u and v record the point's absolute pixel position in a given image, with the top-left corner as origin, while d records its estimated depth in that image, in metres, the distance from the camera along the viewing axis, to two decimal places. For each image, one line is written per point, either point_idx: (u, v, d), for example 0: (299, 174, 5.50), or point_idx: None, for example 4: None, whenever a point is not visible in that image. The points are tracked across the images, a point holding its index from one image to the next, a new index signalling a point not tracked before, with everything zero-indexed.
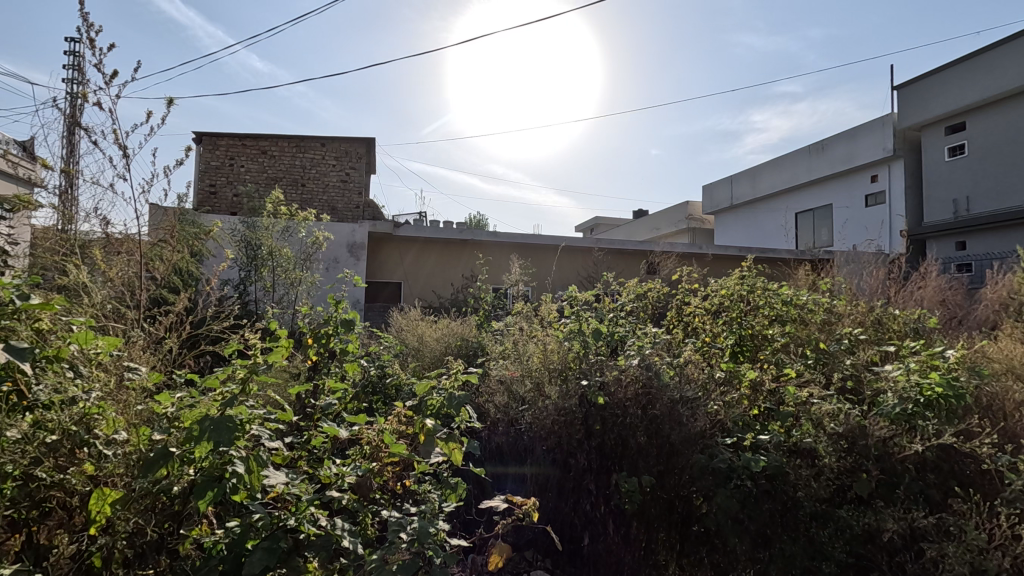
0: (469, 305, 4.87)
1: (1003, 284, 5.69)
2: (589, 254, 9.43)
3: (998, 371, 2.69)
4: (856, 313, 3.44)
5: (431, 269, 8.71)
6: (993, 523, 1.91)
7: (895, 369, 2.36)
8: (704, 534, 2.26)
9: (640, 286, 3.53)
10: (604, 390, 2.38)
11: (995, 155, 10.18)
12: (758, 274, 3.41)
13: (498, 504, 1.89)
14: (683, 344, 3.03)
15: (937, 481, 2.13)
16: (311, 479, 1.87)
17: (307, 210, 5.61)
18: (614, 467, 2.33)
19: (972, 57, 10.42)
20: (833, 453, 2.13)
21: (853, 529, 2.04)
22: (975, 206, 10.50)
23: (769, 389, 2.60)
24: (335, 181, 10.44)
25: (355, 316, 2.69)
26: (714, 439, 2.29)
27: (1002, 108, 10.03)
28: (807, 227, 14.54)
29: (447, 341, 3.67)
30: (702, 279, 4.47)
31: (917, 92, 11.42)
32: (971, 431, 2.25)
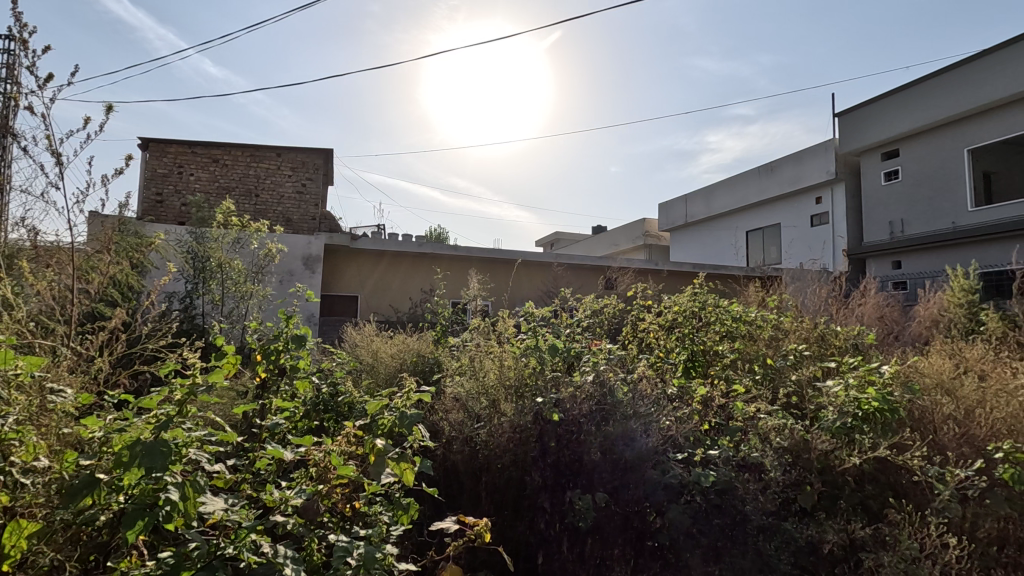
0: (427, 320, 4.82)
1: (934, 301, 6.06)
2: (549, 269, 9.50)
3: (928, 385, 2.85)
4: (801, 329, 3.57)
5: (389, 283, 8.59)
6: (928, 535, 1.98)
7: (835, 385, 2.51)
8: (658, 549, 2.25)
9: (597, 303, 3.60)
10: (560, 407, 2.43)
11: (929, 181, 10.79)
12: (709, 291, 3.53)
13: (449, 525, 1.85)
14: (637, 360, 3.09)
15: (875, 492, 2.22)
16: (254, 504, 1.80)
17: (260, 220, 5.46)
18: (569, 485, 2.32)
19: (906, 88, 11.08)
20: (777, 467, 2.21)
21: (799, 542, 2.07)
22: (909, 228, 11.09)
23: (718, 404, 2.68)
24: (291, 192, 10.21)
25: (308, 331, 2.63)
26: (665, 455, 2.32)
27: (936, 136, 10.66)
28: (756, 246, 15.12)
29: (403, 357, 3.60)
30: (656, 295, 4.56)
31: (856, 119, 12.10)
32: (903, 443, 2.35)
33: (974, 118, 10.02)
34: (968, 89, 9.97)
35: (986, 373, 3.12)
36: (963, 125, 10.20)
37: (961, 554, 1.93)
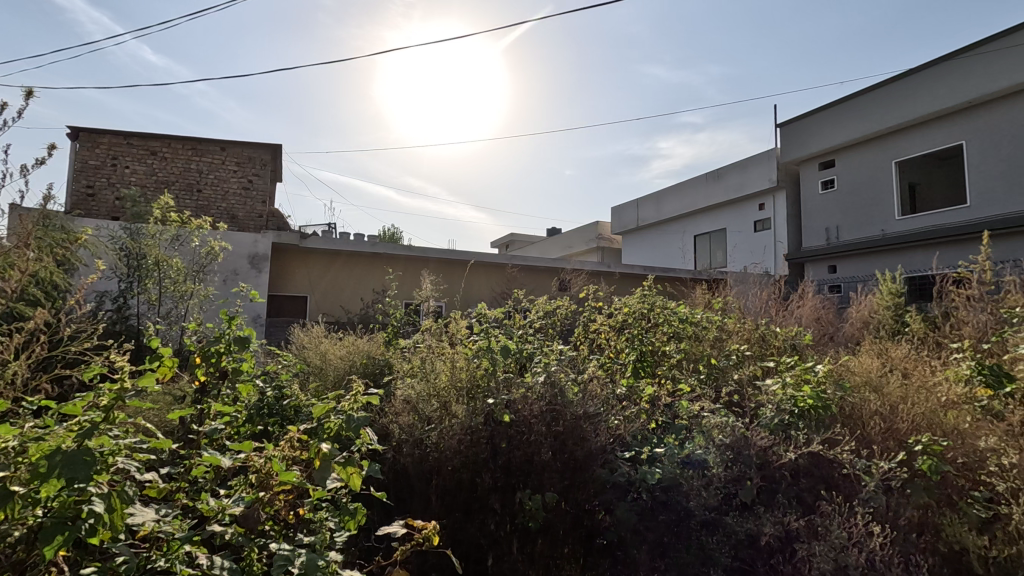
0: (378, 322, 4.73)
1: (864, 304, 6.43)
2: (503, 270, 9.52)
3: (858, 383, 3.02)
4: (743, 330, 3.72)
5: (339, 283, 8.39)
6: (856, 524, 2.08)
7: (774, 383, 2.66)
8: (606, 547, 2.34)
9: (550, 304, 3.63)
10: (511, 408, 2.44)
11: (861, 190, 11.43)
12: (657, 293, 3.63)
13: (396, 529, 1.82)
14: (587, 360, 3.14)
15: (809, 485, 2.32)
16: (188, 514, 1.72)
17: (203, 217, 5.21)
18: (519, 485, 2.33)
19: (842, 101, 11.71)
20: (720, 464, 2.26)
21: (739, 536, 2.13)
22: (843, 234, 11.71)
23: (665, 403, 2.76)
24: (237, 188, 9.83)
25: (251, 333, 2.53)
26: (614, 454, 2.38)
27: (868, 148, 11.33)
28: (704, 249, 15.65)
29: (352, 359, 3.52)
30: (608, 296, 4.65)
31: (797, 130, 12.70)
32: (835, 438, 2.47)
33: (902, 132, 10.71)
34: (896, 105, 10.65)
35: (909, 371, 3.34)
36: (892, 139, 10.88)
37: (885, 541, 2.05)
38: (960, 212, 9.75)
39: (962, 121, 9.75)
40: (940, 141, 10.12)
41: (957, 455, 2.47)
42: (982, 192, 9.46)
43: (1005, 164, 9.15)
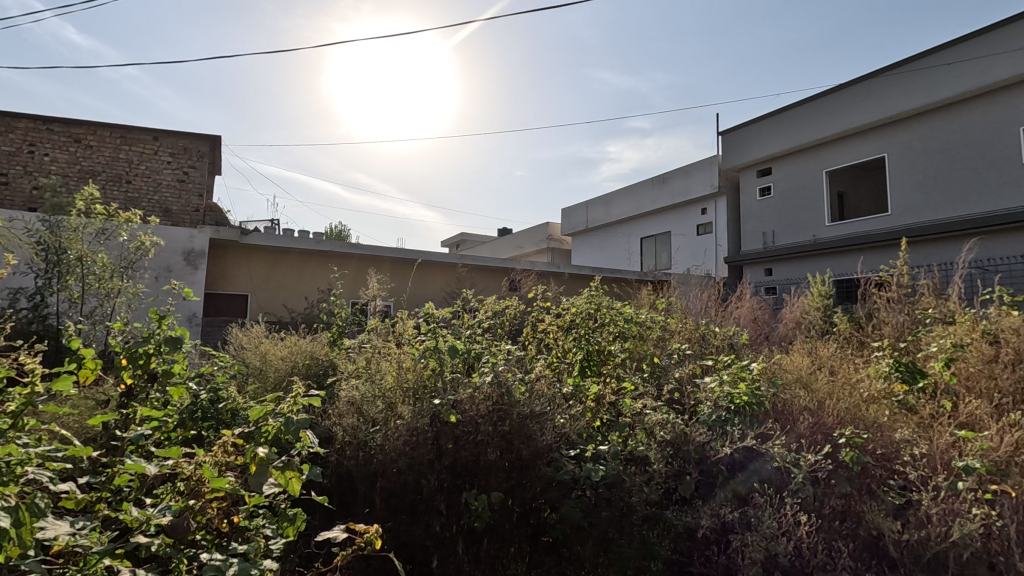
0: (322, 321, 4.60)
1: (797, 305, 6.78)
2: (453, 270, 9.47)
3: (789, 380, 3.19)
4: (685, 330, 3.86)
5: (281, 281, 8.11)
6: (785, 514, 2.20)
7: (712, 381, 2.77)
8: (553, 544, 2.37)
9: (499, 304, 3.64)
10: (457, 408, 2.39)
11: (795, 197, 12.05)
12: (604, 293, 3.71)
13: (336, 534, 1.77)
14: (535, 359, 3.17)
15: (744, 479, 2.42)
16: (110, 526, 1.62)
17: (132, 210, 4.91)
18: (466, 486, 2.31)
19: (778, 112, 12.31)
20: (660, 459, 2.36)
21: (678, 529, 2.23)
22: (778, 239, 12.32)
23: (609, 402, 2.82)
24: (171, 180, 9.33)
25: (185, 333, 2.40)
26: (558, 452, 2.40)
27: (801, 158, 11.96)
28: (649, 251, 16.10)
29: (294, 359, 3.41)
30: (556, 296, 4.70)
31: (738, 138, 13.25)
32: (767, 433, 2.59)
33: (832, 143, 11.37)
34: (828, 117, 11.30)
35: (835, 369, 3.54)
36: (823, 149, 11.53)
37: (811, 530, 2.17)
38: (882, 220, 10.44)
39: (885, 135, 10.46)
40: (865, 153, 10.82)
41: (877, 446, 2.64)
42: (901, 202, 10.17)
43: (922, 176, 9.88)
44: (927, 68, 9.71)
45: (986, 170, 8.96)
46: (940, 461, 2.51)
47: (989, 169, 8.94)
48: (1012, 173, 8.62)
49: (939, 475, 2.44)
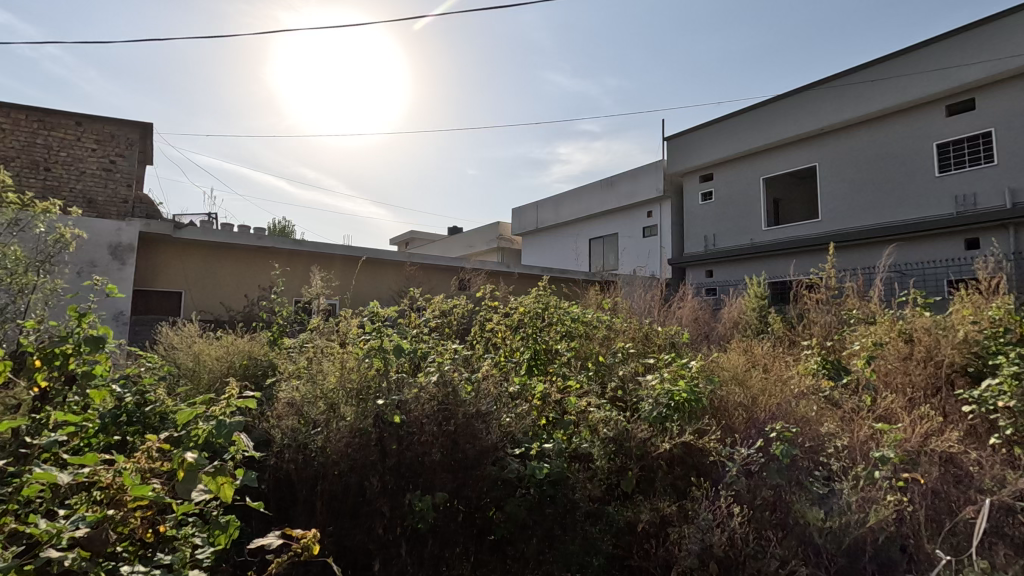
0: (261, 321, 4.42)
1: (735, 305, 7.08)
2: (401, 268, 9.33)
3: (726, 377, 3.32)
4: (630, 329, 3.96)
5: (218, 278, 7.74)
6: (720, 506, 2.30)
7: (654, 379, 2.84)
8: (497, 543, 2.34)
9: (446, 303, 3.62)
10: (402, 409, 2.38)
11: (735, 203, 12.57)
12: (552, 293, 3.76)
13: (272, 541, 1.71)
14: (482, 359, 3.16)
15: (682, 473, 2.52)
16: (18, 540, 1.52)
17: (52, 199, 4.53)
18: (409, 487, 2.27)
19: (719, 121, 12.82)
20: (603, 456, 2.45)
21: (620, 524, 2.29)
22: (719, 242, 12.80)
23: (555, 400, 2.85)
24: (96, 169, 8.74)
25: (108, 332, 2.26)
26: (504, 451, 2.41)
27: (740, 165, 12.50)
28: (597, 252, 16.40)
29: (230, 359, 3.24)
30: (504, 295, 4.71)
31: (682, 144, 13.69)
32: (704, 428, 2.69)
33: (768, 152, 11.95)
34: (765, 127, 11.86)
35: (769, 366, 3.72)
36: (761, 157, 12.10)
37: (742, 520, 2.27)
38: (813, 225, 11.04)
39: (817, 146, 11.09)
40: (798, 162, 11.43)
41: (806, 439, 2.78)
42: (830, 209, 10.79)
43: (848, 185, 10.52)
44: (854, 84, 10.36)
45: (905, 180, 9.65)
46: (860, 453, 2.70)
47: (907, 180, 9.63)
48: (927, 184, 9.32)
49: (858, 465, 2.62)
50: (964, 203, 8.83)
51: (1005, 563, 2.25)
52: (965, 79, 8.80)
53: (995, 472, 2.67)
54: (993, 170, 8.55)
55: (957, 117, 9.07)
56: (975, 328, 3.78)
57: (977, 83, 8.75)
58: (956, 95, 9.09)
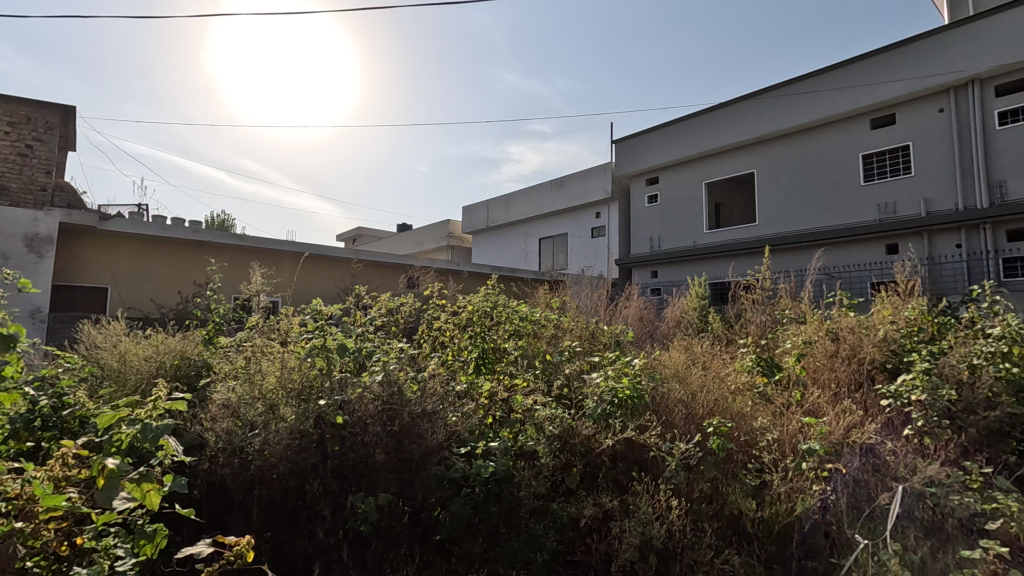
0: (195, 318, 4.21)
1: (677, 305, 7.31)
2: (347, 265, 9.11)
3: (668, 374, 3.43)
4: (577, 328, 4.02)
5: (149, 273, 7.31)
6: (659, 500, 2.38)
7: (598, 377, 2.90)
8: (442, 543, 2.32)
9: (393, 301, 3.56)
10: (345, 409, 2.32)
11: (679, 206, 12.99)
12: (500, 293, 3.78)
13: (202, 550, 1.64)
14: (429, 358, 3.12)
15: (624, 468, 2.58)
16: None
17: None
18: (352, 489, 2.22)
19: (665, 126, 13.20)
20: (548, 453, 2.48)
21: (562, 520, 2.32)
22: (664, 243, 13.17)
23: (502, 398, 2.86)
24: (10, 154, 8.07)
25: (20, 330, 2.10)
26: (449, 451, 2.39)
27: (684, 169, 12.92)
28: (547, 251, 16.56)
29: (160, 358, 3.06)
30: (453, 294, 4.68)
31: (629, 147, 14.02)
32: (645, 425, 2.77)
33: (710, 158, 12.42)
34: (708, 133, 12.30)
35: (707, 364, 3.87)
36: (703, 163, 12.56)
37: (679, 513, 2.36)
38: (751, 229, 11.54)
39: (755, 153, 11.62)
40: (738, 168, 11.93)
41: (741, 433, 2.92)
42: (767, 213, 11.31)
43: (783, 192, 11.08)
44: (789, 95, 10.89)
45: (833, 188, 10.25)
46: (789, 445, 2.85)
47: (835, 187, 10.24)
48: (853, 192, 9.94)
49: (787, 457, 2.77)
50: (885, 211, 9.47)
51: (915, 545, 2.44)
52: (887, 95, 9.45)
53: (906, 461, 2.89)
54: (911, 181, 9.22)
55: (880, 130, 9.73)
56: (894, 327, 4.13)
57: (897, 99, 9.41)
58: (879, 110, 9.75)
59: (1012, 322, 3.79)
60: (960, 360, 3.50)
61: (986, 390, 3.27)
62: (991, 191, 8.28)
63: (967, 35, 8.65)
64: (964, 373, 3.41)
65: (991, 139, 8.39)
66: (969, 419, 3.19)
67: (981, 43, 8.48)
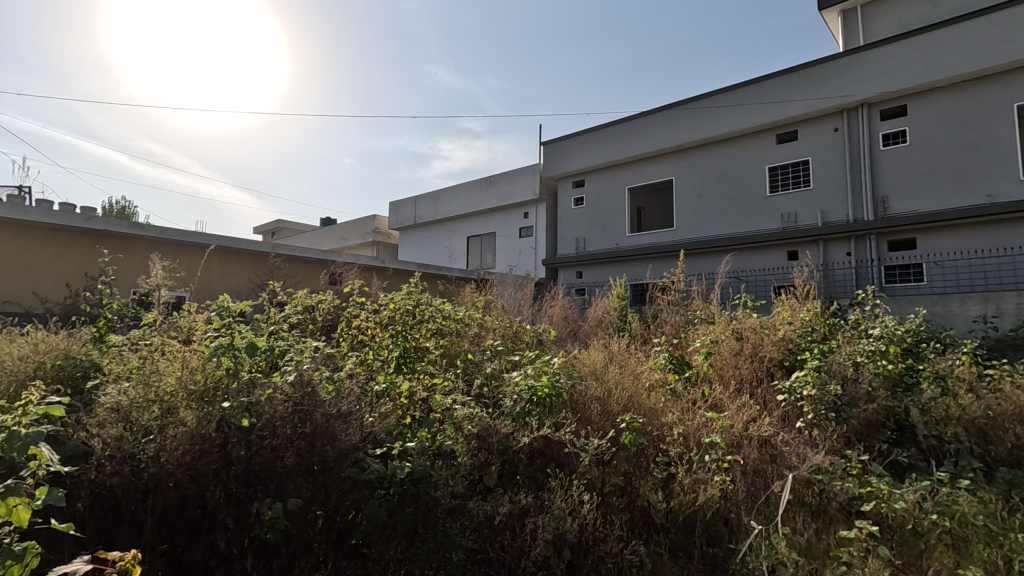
0: (84, 316, 3.86)
1: (599, 305, 7.55)
2: (263, 260, 8.67)
3: (586, 372, 3.54)
4: (500, 327, 4.06)
5: (29, 263, 6.57)
6: (572, 495, 2.47)
7: (518, 376, 2.95)
8: (358, 548, 2.25)
9: (310, 298, 3.43)
10: (251, 412, 2.19)
11: (602, 209, 13.39)
12: (423, 292, 3.74)
13: (79, 568, 1.51)
14: (347, 356, 3.03)
15: (541, 465, 2.64)
16: None
17: None
18: (258, 494, 2.10)
19: (590, 130, 13.55)
20: (466, 453, 2.47)
21: (479, 518, 2.30)
22: (589, 245, 13.52)
23: (421, 398, 2.83)
24: None
25: None
26: (364, 451, 2.32)
27: (609, 174, 13.34)
28: (475, 250, 16.54)
29: (38, 357, 2.77)
30: (374, 292, 4.57)
31: (557, 150, 14.28)
32: (561, 422, 2.83)
33: (633, 164, 12.92)
34: (630, 140, 12.77)
35: (623, 362, 4.03)
36: (626, 168, 13.03)
37: (591, 507, 2.45)
38: (668, 233, 12.08)
39: (674, 161, 12.19)
40: (659, 175, 12.47)
41: (652, 428, 3.06)
42: (684, 219, 11.88)
43: (698, 199, 11.70)
44: (704, 108, 11.49)
45: (742, 197, 10.96)
46: (694, 438, 3.03)
47: (745, 197, 10.94)
48: (760, 202, 10.68)
49: (692, 450, 2.94)
50: (787, 220, 10.24)
51: (801, 527, 2.66)
52: (790, 113, 10.22)
53: (797, 451, 3.15)
54: (809, 193, 10.04)
55: (785, 145, 10.52)
56: (791, 328, 4.51)
57: (799, 117, 10.22)
58: (783, 126, 10.55)
59: (888, 323, 4.25)
60: (846, 357, 3.87)
61: (866, 385, 3.63)
62: (876, 205, 9.19)
63: (858, 63, 9.54)
64: (849, 370, 3.76)
65: (877, 158, 9.32)
66: (851, 411, 3.53)
67: (869, 71, 9.39)
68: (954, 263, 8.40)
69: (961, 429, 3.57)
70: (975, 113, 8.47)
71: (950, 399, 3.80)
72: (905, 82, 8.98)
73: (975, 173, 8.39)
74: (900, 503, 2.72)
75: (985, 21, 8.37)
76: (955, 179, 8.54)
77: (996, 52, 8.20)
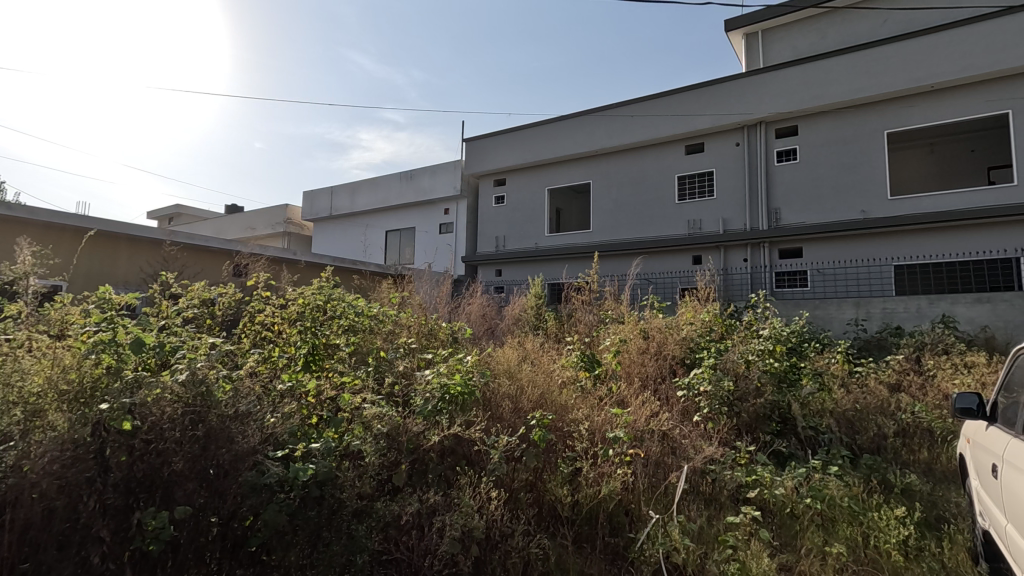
0: None
1: (515, 303, 7.62)
2: (158, 248, 8.00)
3: (500, 370, 3.58)
4: (414, 324, 4.00)
5: None
6: (480, 492, 2.50)
7: (430, 375, 2.93)
8: (256, 555, 2.12)
9: (207, 291, 3.19)
10: (134, 413, 1.99)
11: (522, 208, 13.56)
12: (336, 288, 3.62)
13: None
14: (249, 354, 2.85)
15: (451, 463, 2.65)
16: None
17: None
18: (141, 503, 1.94)
19: (511, 130, 13.66)
20: (374, 453, 2.40)
21: (385, 518, 2.25)
22: (508, 244, 13.64)
23: (328, 397, 2.73)
24: None
25: None
26: (263, 454, 2.17)
27: (529, 175, 13.55)
28: (393, 245, 16.15)
29: None
30: (281, 286, 4.33)
31: (478, 148, 14.26)
32: (471, 420, 2.84)
33: (552, 166, 13.20)
34: (551, 142, 13.01)
35: (537, 360, 4.10)
36: (547, 169, 13.28)
37: (498, 503, 2.50)
38: (585, 235, 12.45)
39: (592, 165, 12.59)
40: (577, 177, 12.82)
41: (560, 424, 3.17)
42: (600, 221, 12.30)
43: (613, 203, 12.14)
44: (620, 115, 11.91)
45: (653, 203, 11.52)
46: (598, 434, 3.15)
47: (656, 203, 11.50)
48: (669, 208, 11.29)
49: (596, 445, 3.05)
50: (693, 226, 10.89)
51: (694, 514, 2.85)
52: (698, 126, 10.88)
53: (694, 443, 3.38)
54: (713, 202, 10.74)
55: (692, 156, 11.19)
56: (692, 328, 4.81)
57: (705, 131, 10.90)
58: (691, 138, 11.21)
59: (776, 324, 4.63)
60: (739, 356, 4.15)
61: (756, 381, 3.89)
62: (770, 216, 10.01)
63: (757, 83, 10.32)
64: (741, 367, 4.04)
65: (771, 173, 10.16)
66: (742, 406, 3.80)
67: (767, 92, 10.19)
68: (833, 270, 9.29)
69: (833, 421, 3.99)
70: (854, 136, 9.45)
71: (825, 394, 4.24)
72: (798, 104, 9.84)
73: (852, 191, 9.39)
74: (780, 490, 2.99)
75: (867, 54, 9.33)
76: (836, 196, 9.49)
77: (873, 83, 9.21)
